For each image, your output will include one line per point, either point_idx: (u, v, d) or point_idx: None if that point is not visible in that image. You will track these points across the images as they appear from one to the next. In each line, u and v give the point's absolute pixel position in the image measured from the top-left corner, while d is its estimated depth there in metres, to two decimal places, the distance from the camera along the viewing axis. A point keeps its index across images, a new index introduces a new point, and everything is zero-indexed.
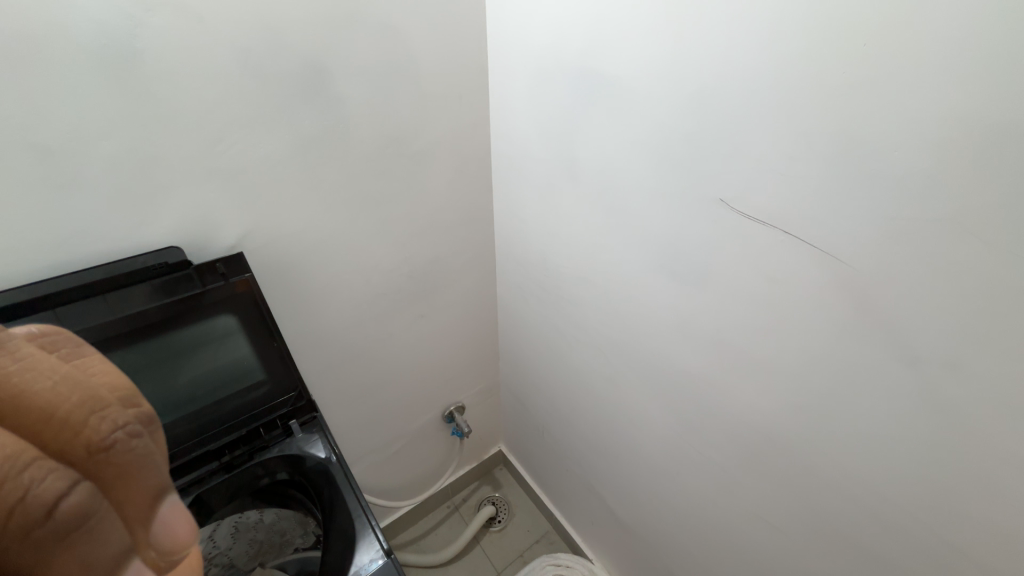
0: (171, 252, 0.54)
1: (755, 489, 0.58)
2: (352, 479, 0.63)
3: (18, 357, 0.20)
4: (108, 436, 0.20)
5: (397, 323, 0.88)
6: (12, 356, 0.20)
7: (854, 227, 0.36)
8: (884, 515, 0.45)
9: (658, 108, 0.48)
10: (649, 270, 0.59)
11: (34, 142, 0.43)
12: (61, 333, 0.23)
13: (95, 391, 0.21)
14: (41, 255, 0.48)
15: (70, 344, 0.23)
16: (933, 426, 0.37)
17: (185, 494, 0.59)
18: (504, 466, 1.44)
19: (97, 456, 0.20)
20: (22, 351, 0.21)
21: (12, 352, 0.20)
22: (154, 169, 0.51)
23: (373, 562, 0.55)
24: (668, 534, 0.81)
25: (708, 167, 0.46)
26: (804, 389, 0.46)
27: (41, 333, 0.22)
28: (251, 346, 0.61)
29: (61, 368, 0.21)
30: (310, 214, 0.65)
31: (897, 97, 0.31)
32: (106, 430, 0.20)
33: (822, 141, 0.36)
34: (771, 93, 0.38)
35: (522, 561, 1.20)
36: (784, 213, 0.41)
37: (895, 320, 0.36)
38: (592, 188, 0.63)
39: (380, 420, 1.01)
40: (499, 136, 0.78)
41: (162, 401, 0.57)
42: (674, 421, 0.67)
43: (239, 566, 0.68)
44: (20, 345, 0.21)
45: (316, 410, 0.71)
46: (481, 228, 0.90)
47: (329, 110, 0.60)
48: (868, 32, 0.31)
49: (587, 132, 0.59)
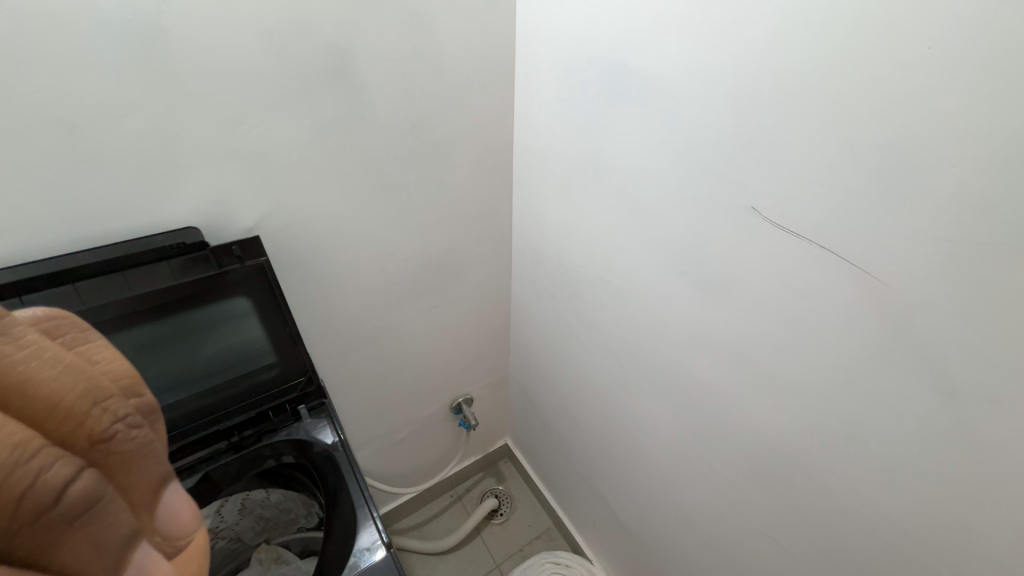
0: (189, 233, 0.54)
1: (765, 509, 0.56)
2: (355, 467, 0.63)
3: (23, 344, 0.19)
4: (109, 427, 0.20)
5: (409, 312, 0.88)
6: (17, 344, 0.18)
7: (898, 246, 0.34)
8: (900, 548, 0.42)
9: (691, 106, 0.46)
10: (669, 275, 0.57)
11: (59, 117, 0.43)
12: (66, 318, 0.23)
13: (99, 381, 0.21)
14: (64, 229, 0.49)
15: (75, 330, 0.23)
16: (964, 462, 0.35)
17: (194, 471, 0.60)
18: (508, 459, 1.44)
19: (101, 446, 0.19)
20: (25, 338, 0.19)
21: (17, 340, 0.19)
22: (175, 148, 0.51)
23: (372, 553, 0.54)
24: (672, 544, 0.79)
25: (738, 172, 0.43)
26: (826, 412, 0.44)
27: (47, 321, 0.23)
28: (263, 329, 0.62)
29: (67, 358, 0.20)
30: (327, 200, 0.65)
31: (959, 107, 0.28)
32: (109, 421, 0.20)
33: (868, 152, 0.33)
34: (813, 98, 0.35)
35: (522, 556, 1.21)
36: (820, 226, 0.38)
37: (932, 349, 0.34)
38: (615, 187, 0.61)
39: (388, 407, 1.01)
40: (523, 128, 0.76)
41: (177, 378, 0.58)
42: (686, 432, 0.65)
43: (246, 539, 0.70)
44: (23, 331, 0.19)
45: (325, 396, 0.71)
46: (500, 222, 0.89)
47: (350, 96, 0.59)
48: (933, 35, 0.28)
49: (613, 129, 0.57)
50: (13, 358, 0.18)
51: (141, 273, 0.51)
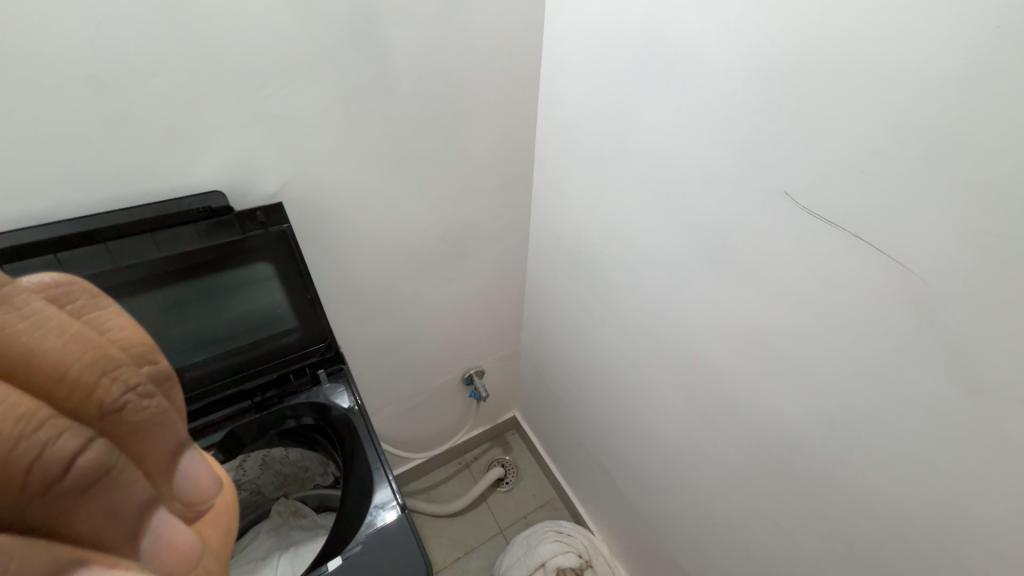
0: (214, 196, 0.55)
1: (771, 494, 0.57)
2: (372, 431, 0.65)
3: (25, 314, 0.17)
4: (120, 397, 0.19)
5: (426, 284, 0.88)
6: (19, 313, 0.17)
7: (938, 238, 0.32)
8: (907, 539, 0.43)
9: (730, 83, 0.44)
10: (691, 258, 0.56)
11: (89, 75, 0.43)
12: (75, 284, 0.21)
13: (111, 349, 0.20)
14: (95, 189, 0.49)
15: (86, 295, 0.21)
16: (983, 460, 0.35)
17: (220, 427, 0.63)
18: (516, 431, 1.48)
19: (112, 416, 0.19)
20: (29, 307, 0.18)
21: (19, 309, 0.17)
22: (201, 111, 0.51)
23: (387, 513, 0.56)
24: (674, 521, 0.81)
25: (775, 154, 0.42)
26: (842, 403, 0.44)
27: (55, 284, 0.21)
28: (285, 295, 0.63)
29: (75, 325, 0.19)
30: (348, 168, 0.65)
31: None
32: (119, 391, 0.19)
33: (916, 139, 0.32)
34: (863, 78, 0.34)
35: (525, 523, 1.25)
36: (856, 214, 0.37)
37: (963, 346, 0.33)
38: (642, 166, 0.59)
39: (402, 375, 1.03)
40: (549, 100, 0.74)
41: (203, 338, 0.60)
42: (696, 415, 0.65)
43: (266, 493, 0.74)
44: (27, 298, 0.18)
45: (344, 362, 0.73)
46: (519, 196, 0.88)
47: (375, 62, 0.58)
48: (1005, 12, 0.26)
49: (644, 104, 0.55)
50: (15, 329, 0.17)
51: (169, 235, 0.53)
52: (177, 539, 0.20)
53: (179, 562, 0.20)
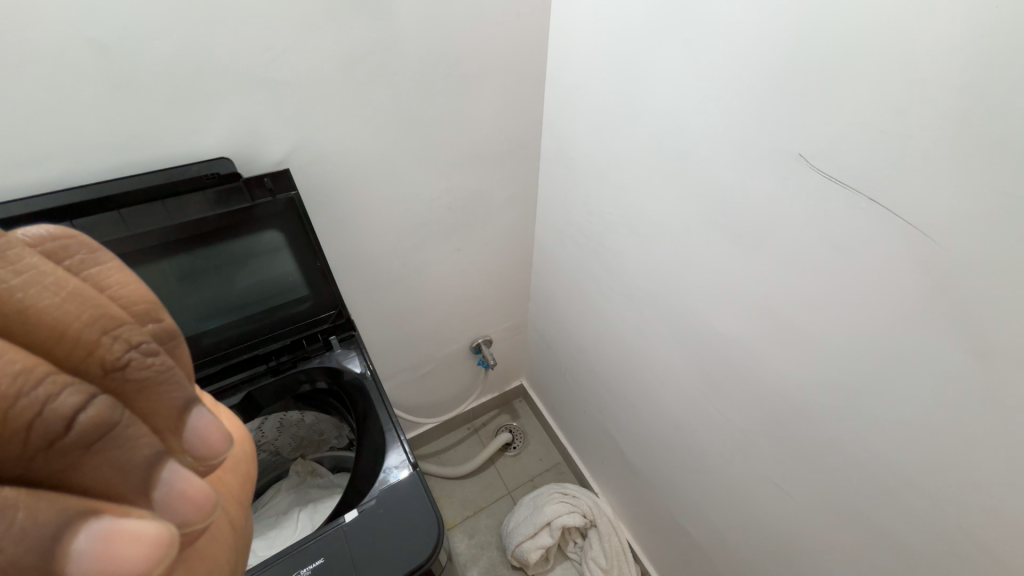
0: (222, 163, 0.55)
1: (773, 457, 0.58)
2: (383, 395, 0.67)
3: (19, 269, 0.17)
4: (123, 354, 0.18)
5: (434, 252, 0.88)
6: (12, 270, 0.17)
7: (958, 202, 0.31)
8: (902, 496, 0.44)
9: (744, 41, 0.42)
10: (700, 224, 0.55)
11: (91, 38, 0.43)
12: (73, 237, 0.20)
13: (111, 307, 0.19)
14: (104, 155, 0.50)
15: (84, 250, 0.20)
16: (983, 421, 0.35)
17: (238, 390, 0.65)
18: (523, 399, 1.51)
19: (115, 374, 0.18)
20: (24, 262, 0.18)
21: (13, 264, 0.17)
22: (206, 75, 0.50)
23: (398, 471, 0.58)
24: (676, 482, 0.84)
25: (789, 117, 0.41)
26: (847, 368, 0.44)
27: (50, 238, 0.19)
28: (295, 263, 0.64)
29: (74, 282, 0.19)
30: (355, 134, 0.64)
31: None
32: (120, 350, 0.18)
33: (941, 96, 0.30)
34: (884, 33, 0.32)
35: (532, 485, 1.30)
36: (868, 178, 0.36)
37: (969, 309, 0.33)
38: (651, 131, 0.58)
39: (412, 343, 1.06)
40: (558, 62, 0.72)
41: (220, 303, 0.62)
42: (701, 380, 0.66)
43: (283, 453, 0.78)
44: (22, 254, 0.18)
45: (355, 329, 0.75)
46: (527, 163, 0.86)
47: (378, 23, 0.56)
48: None
49: (656, 63, 0.53)
50: (10, 285, 0.17)
51: (179, 202, 0.53)
52: (188, 491, 0.18)
53: (193, 513, 0.18)
